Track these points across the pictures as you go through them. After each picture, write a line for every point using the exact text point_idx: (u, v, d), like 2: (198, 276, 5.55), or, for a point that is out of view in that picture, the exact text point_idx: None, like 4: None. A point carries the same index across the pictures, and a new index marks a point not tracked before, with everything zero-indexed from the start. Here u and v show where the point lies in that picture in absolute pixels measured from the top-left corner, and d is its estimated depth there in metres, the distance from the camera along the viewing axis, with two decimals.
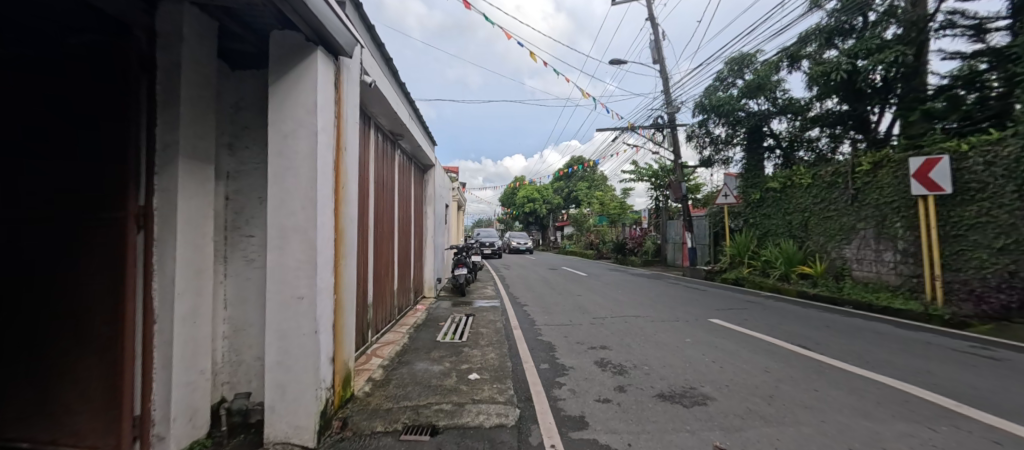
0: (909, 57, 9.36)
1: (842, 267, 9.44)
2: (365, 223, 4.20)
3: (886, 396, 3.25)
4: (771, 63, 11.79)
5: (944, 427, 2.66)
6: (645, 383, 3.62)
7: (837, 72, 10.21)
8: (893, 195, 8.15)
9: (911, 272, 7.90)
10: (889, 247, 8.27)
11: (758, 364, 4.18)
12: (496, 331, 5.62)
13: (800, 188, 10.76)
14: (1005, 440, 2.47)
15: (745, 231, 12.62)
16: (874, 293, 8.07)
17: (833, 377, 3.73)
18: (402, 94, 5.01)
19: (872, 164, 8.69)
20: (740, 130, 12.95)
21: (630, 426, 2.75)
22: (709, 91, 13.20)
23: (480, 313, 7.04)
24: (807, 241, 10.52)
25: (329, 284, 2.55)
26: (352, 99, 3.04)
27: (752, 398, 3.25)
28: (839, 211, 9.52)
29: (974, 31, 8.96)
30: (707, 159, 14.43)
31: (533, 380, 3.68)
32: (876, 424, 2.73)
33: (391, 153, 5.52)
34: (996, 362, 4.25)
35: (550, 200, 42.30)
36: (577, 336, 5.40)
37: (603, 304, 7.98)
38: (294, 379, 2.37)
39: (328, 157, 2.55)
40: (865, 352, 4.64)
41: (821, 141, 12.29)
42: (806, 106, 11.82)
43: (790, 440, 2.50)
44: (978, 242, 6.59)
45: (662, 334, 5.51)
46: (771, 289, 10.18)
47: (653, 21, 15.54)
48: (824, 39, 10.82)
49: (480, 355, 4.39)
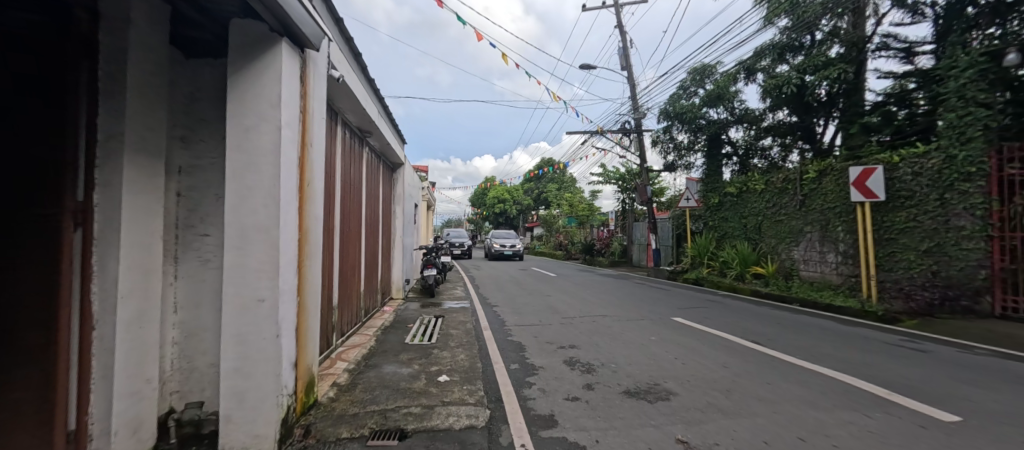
0: (849, 74, 10.15)
1: (791, 267, 10.10)
2: (331, 222, 4.06)
3: (830, 387, 3.51)
4: (729, 75, 12.40)
5: (879, 414, 2.92)
6: (612, 381, 3.71)
7: (788, 85, 10.82)
8: (836, 201, 8.82)
9: (851, 272, 8.60)
10: (832, 249, 8.99)
11: (716, 359, 4.40)
12: (467, 332, 5.59)
13: (754, 193, 11.39)
14: (929, 424, 2.74)
15: (705, 233, 13.22)
16: (819, 291, 8.71)
17: (782, 370, 4.00)
18: (371, 89, 4.89)
19: (817, 172, 9.35)
20: (701, 136, 13.57)
21: (598, 422, 2.82)
22: (673, 98, 13.74)
23: (449, 314, 6.96)
24: (759, 243, 11.17)
25: (291, 286, 2.44)
26: (319, 94, 2.93)
27: (712, 392, 3.41)
28: (789, 215, 10.17)
29: (904, 53, 9.92)
30: (670, 164, 15.05)
31: (503, 380, 3.68)
32: (821, 413, 2.95)
33: (359, 150, 5.36)
34: (922, 353, 4.70)
35: (520, 201, 42.74)
36: (546, 336, 5.47)
37: (572, 304, 8.11)
38: (253, 386, 2.25)
39: (292, 153, 2.44)
40: (811, 346, 5.00)
41: (773, 150, 13.13)
42: (760, 117, 12.51)
43: (745, 431, 2.66)
44: (907, 245, 7.30)
45: (628, 332, 5.68)
46: (728, 288, 10.71)
47: (621, 28, 16.02)
48: (776, 55, 11.44)
49: (450, 357, 4.33)
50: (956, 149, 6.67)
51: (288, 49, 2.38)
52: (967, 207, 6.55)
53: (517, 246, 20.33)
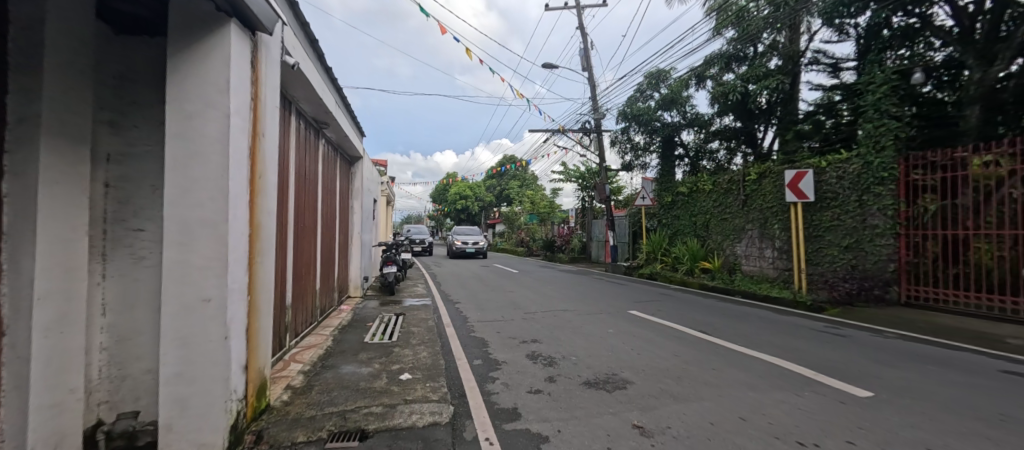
0: (786, 84, 11.02)
1: (734, 262, 10.83)
2: (285, 217, 3.85)
3: (768, 370, 3.83)
4: (682, 80, 13.03)
5: (808, 393, 3.23)
6: (573, 373, 3.83)
7: (733, 93, 11.58)
8: (774, 201, 9.58)
9: (785, 266, 9.40)
10: (770, 245, 9.77)
11: (669, 349, 4.64)
12: (428, 330, 5.52)
13: (703, 193, 12.08)
14: (849, 400, 3.08)
15: (659, 230, 13.86)
16: (758, 284, 9.46)
17: (727, 357, 4.30)
18: (328, 79, 4.68)
19: (758, 174, 10.10)
20: (656, 138, 14.20)
21: (560, 413, 2.90)
22: (631, 100, 14.25)
23: (410, 311, 6.83)
24: (707, 239, 11.89)
25: (242, 284, 2.30)
26: (272, 81, 2.77)
27: (665, 379, 3.61)
28: (733, 213, 10.91)
29: (832, 68, 10.94)
30: (627, 164, 15.63)
31: (467, 376, 3.67)
32: (760, 394, 3.21)
33: (315, 141, 5.12)
34: (845, 338, 5.24)
35: (482, 198, 42.56)
36: (509, 331, 5.52)
37: (534, 299, 8.23)
38: (197, 390, 2.10)
39: (242, 142, 2.29)
40: (752, 334, 5.42)
41: (720, 153, 14.02)
42: (709, 121, 13.27)
43: (694, 414, 2.85)
44: (831, 241, 8.10)
45: (588, 326, 5.86)
46: (679, 282, 11.32)
47: (582, 30, 16.34)
48: (723, 63, 12.15)
49: (412, 354, 4.27)
50: (872, 156, 7.48)
51: (238, 32, 2.23)
52: (880, 208, 7.38)
53: (480, 243, 19.66)
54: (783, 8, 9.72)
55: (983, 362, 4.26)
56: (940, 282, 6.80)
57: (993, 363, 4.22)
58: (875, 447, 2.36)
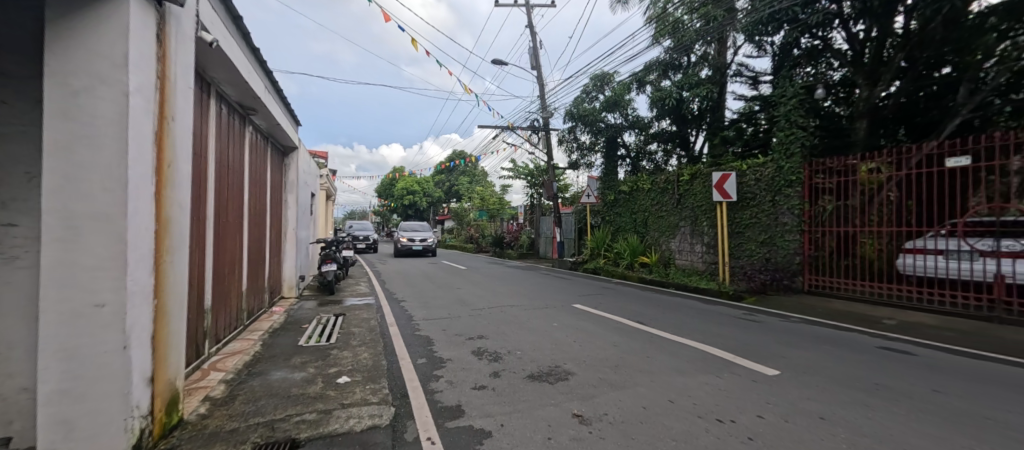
0: (714, 93, 12.00)
1: (669, 256, 11.58)
2: (203, 211, 3.47)
3: (695, 355, 4.15)
4: (624, 84, 13.66)
5: (728, 374, 3.56)
6: (517, 367, 3.88)
7: (669, 98, 12.37)
8: (703, 200, 10.41)
9: (712, 259, 10.26)
10: (699, 240, 10.61)
11: (608, 340, 4.85)
12: (370, 330, 5.30)
13: (642, 192, 12.77)
14: (761, 379, 3.43)
15: (603, 227, 14.44)
16: (688, 276, 10.24)
17: (660, 345, 4.59)
18: (255, 60, 4.30)
19: (690, 175, 10.89)
20: (601, 139, 14.78)
21: (503, 407, 2.93)
22: (577, 101, 14.69)
23: (351, 311, 6.52)
24: (645, 235, 12.59)
25: (145, 286, 2.03)
26: (184, 58, 2.47)
27: (604, 368, 3.79)
28: (668, 211, 11.68)
29: (752, 80, 12.08)
30: (574, 162, 16.14)
31: (410, 376, 3.58)
32: (687, 377, 3.48)
33: (240, 129, 4.67)
34: (759, 323, 5.84)
35: (430, 194, 41.74)
36: (455, 328, 5.47)
37: (481, 295, 8.24)
38: (89, 409, 1.84)
39: (145, 125, 2.02)
40: (682, 322, 5.83)
41: (658, 155, 14.88)
42: (648, 124, 14.04)
43: (628, 400, 3.02)
44: (750, 237, 9.00)
45: (533, 320, 5.97)
46: (620, 276, 11.89)
47: (531, 29, 16.52)
48: (661, 70, 12.90)
49: (351, 356, 4.07)
50: (783, 162, 8.36)
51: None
52: (789, 207, 8.27)
53: (428, 241, 19.04)
54: (712, 22, 10.50)
55: (866, 340, 4.96)
56: (835, 272, 7.76)
57: (872, 340, 4.93)
58: (779, 419, 2.66)
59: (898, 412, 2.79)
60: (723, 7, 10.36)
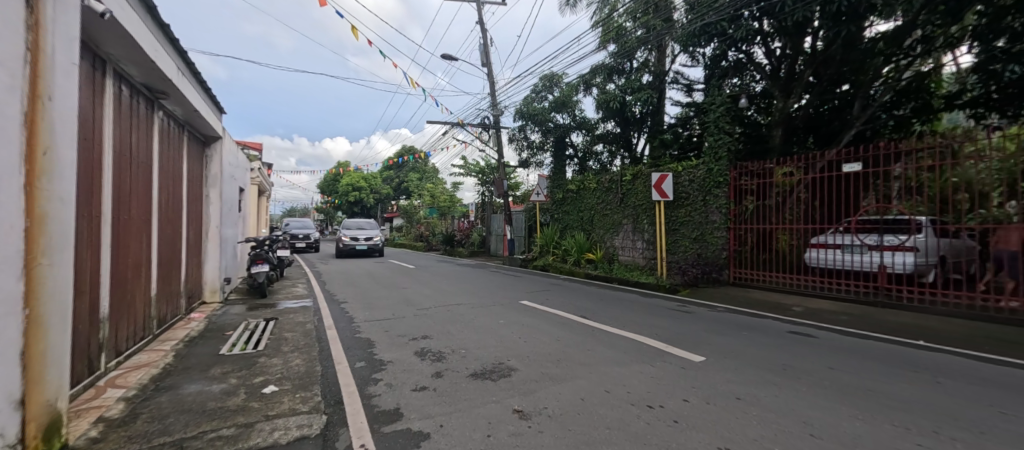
0: (653, 98, 12.68)
1: (613, 253, 12.09)
2: (96, 205, 3.05)
3: (631, 346, 4.37)
4: (572, 85, 14.02)
5: (659, 362, 3.79)
6: (460, 366, 3.85)
7: (614, 101, 12.92)
8: (643, 199, 10.99)
9: (651, 255, 10.88)
10: (640, 237, 11.19)
11: (552, 335, 4.97)
12: (305, 334, 4.98)
13: (589, 191, 13.22)
14: (688, 365, 3.68)
15: (552, 224, 14.75)
16: (630, 271, 10.76)
17: (600, 338, 4.78)
18: (164, 37, 3.85)
19: (632, 175, 11.46)
20: (550, 138, 15.10)
21: (444, 408, 2.88)
22: (527, 100, 14.87)
23: (284, 315, 6.08)
24: (591, 233, 13.05)
25: (12, 294, 1.74)
26: (65, 30, 2.15)
27: (546, 363, 3.87)
28: (612, 209, 12.19)
29: (686, 88, 12.93)
30: (524, 161, 16.35)
31: (346, 380, 3.41)
32: (622, 368, 3.65)
33: (147, 114, 4.17)
34: (690, 314, 6.27)
35: (378, 190, 40.21)
36: (398, 329, 5.31)
37: (428, 295, 8.07)
38: None
39: (10, 106, 1.73)
40: (622, 315, 6.11)
41: (604, 155, 15.43)
42: (594, 125, 14.54)
43: (567, 393, 3.11)
44: (684, 234, 9.65)
45: (480, 318, 5.95)
46: (567, 272, 12.20)
47: (481, 25, 16.43)
48: (606, 74, 13.41)
49: (281, 364, 3.80)
50: (713, 164, 9.05)
51: None
52: (718, 206, 8.98)
53: (375, 240, 17.65)
54: (652, 31, 11.09)
55: (778, 325, 5.52)
56: (755, 265, 8.56)
57: (784, 326, 5.49)
58: (701, 402, 2.87)
59: (800, 388, 3.13)
60: (661, 17, 10.96)
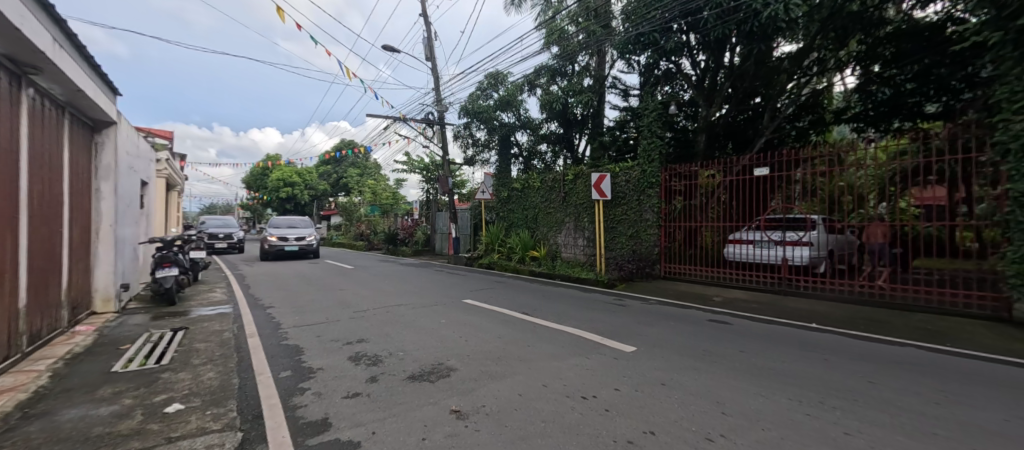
0: (593, 102, 13.17)
1: (556, 250, 12.42)
2: None
3: (569, 340, 4.52)
4: (517, 85, 14.15)
5: (594, 354, 3.95)
6: (397, 369, 3.72)
7: (557, 103, 13.28)
8: (584, 198, 11.41)
9: (591, 251, 11.34)
10: (581, 235, 11.63)
11: (494, 332, 4.98)
12: (222, 344, 4.51)
13: (533, 189, 13.42)
14: (620, 356, 3.88)
15: (497, 223, 14.79)
16: (571, 267, 11.12)
17: (541, 333, 4.88)
18: (34, 2, 3.26)
19: (573, 175, 11.85)
20: (495, 137, 15.15)
21: (377, 414, 2.77)
22: (473, 97, 14.78)
23: (198, 324, 5.47)
24: (536, 230, 13.28)
25: None
26: None
27: (486, 361, 3.87)
28: (554, 208, 12.52)
29: (623, 92, 13.62)
30: (469, 158, 16.25)
31: (268, 392, 3.15)
32: (560, 362, 3.76)
33: (13, 92, 3.51)
34: (625, 307, 6.63)
35: (313, 186, 37.69)
36: (331, 333, 5.01)
37: (366, 296, 7.72)
38: None
39: None
40: (562, 311, 6.30)
41: (547, 155, 15.74)
42: (538, 125, 14.80)
43: (506, 390, 3.13)
44: (621, 231, 10.22)
45: (421, 318, 5.80)
46: (512, 270, 12.30)
47: (425, 18, 16.02)
48: (549, 75, 13.71)
49: (190, 378, 3.42)
50: (647, 166, 9.65)
51: None
52: (650, 205, 9.59)
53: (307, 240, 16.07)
54: (592, 36, 11.53)
55: (701, 315, 6.02)
56: (683, 260, 9.23)
57: (705, 315, 6.00)
58: (631, 389, 3.04)
59: (716, 372, 3.44)
60: (600, 24, 11.44)
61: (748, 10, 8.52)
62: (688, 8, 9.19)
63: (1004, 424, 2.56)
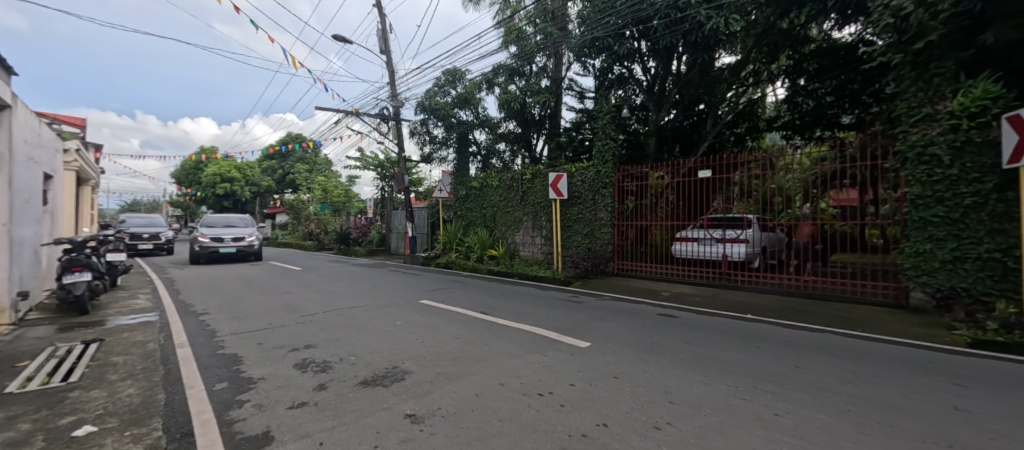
0: (550, 102, 13.35)
1: (514, 249, 12.48)
2: None
3: (526, 338, 4.54)
4: (475, 83, 14.04)
5: (551, 351, 4.00)
6: (348, 375, 3.55)
7: (515, 102, 13.35)
8: (542, 197, 11.55)
9: (548, 250, 11.51)
10: (538, 233, 11.77)
11: (451, 333, 4.89)
12: (145, 356, 4.07)
13: (491, 188, 13.39)
14: (575, 352, 3.96)
15: (455, 222, 14.60)
16: (529, 265, 11.22)
17: (498, 332, 4.87)
18: None
19: (531, 174, 11.96)
20: (453, 134, 14.95)
21: (326, 423, 2.62)
22: (430, 94, 14.48)
23: (116, 334, 4.90)
24: (494, 229, 13.27)
25: None
26: None
27: (442, 362, 3.80)
28: (512, 207, 12.57)
29: (579, 94, 13.95)
30: (426, 156, 15.92)
31: (201, 406, 2.88)
32: (518, 360, 3.77)
33: None
34: (581, 304, 6.79)
35: (256, 182, 35.15)
36: (274, 340, 4.69)
37: (315, 299, 7.32)
38: None
39: None
40: (520, 309, 6.33)
41: (506, 154, 15.77)
42: (497, 124, 14.77)
43: (463, 391, 3.08)
44: (577, 230, 10.46)
45: (374, 321, 5.58)
46: (470, 270, 12.17)
47: (379, 9, 15.44)
48: (507, 75, 13.72)
49: (106, 397, 3.04)
50: (601, 166, 9.96)
51: None
52: (605, 204, 9.92)
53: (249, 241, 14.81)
54: (549, 37, 11.69)
55: (651, 309, 6.29)
56: (635, 257, 9.64)
57: (655, 309, 6.29)
58: (585, 384, 3.11)
59: (664, 363, 3.61)
60: (557, 26, 11.61)
61: (693, 21, 9.01)
62: (639, 16, 9.54)
63: (903, 398, 2.92)
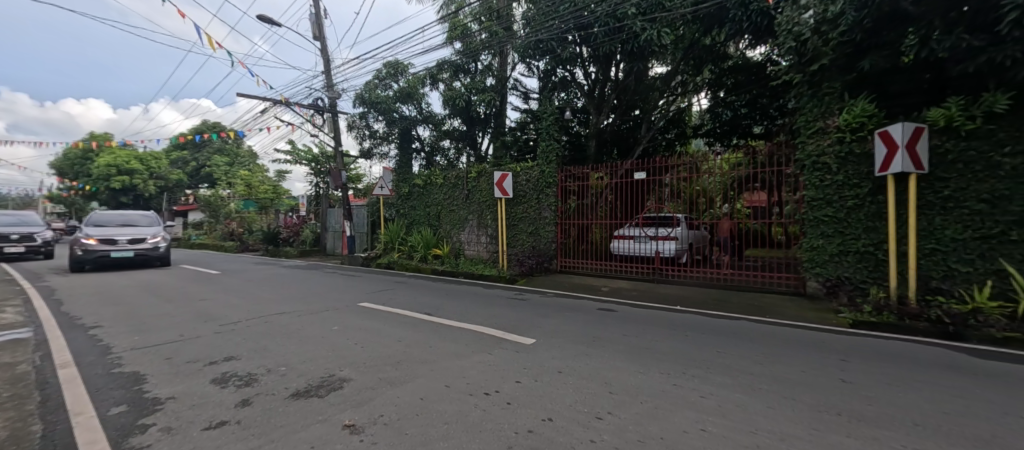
0: (495, 101, 13.34)
1: (458, 247, 12.33)
2: None
3: (472, 338, 4.49)
4: (418, 77, 13.62)
5: (497, 350, 3.99)
6: (277, 387, 3.25)
7: (460, 99, 13.20)
8: (487, 196, 11.52)
9: (494, 248, 11.51)
10: (483, 232, 11.73)
11: (393, 336, 4.69)
12: (14, 381, 3.40)
13: (435, 186, 13.09)
14: (521, 349, 3.99)
15: (397, 220, 14.07)
16: (474, 264, 11.14)
17: (443, 333, 4.76)
18: None
19: (476, 173, 11.88)
20: (394, 129, 14.39)
21: (249, 442, 2.37)
22: (369, 86, 13.80)
23: None
24: (438, 228, 13.00)
25: None
26: None
27: (384, 367, 3.62)
28: (457, 205, 12.40)
29: (524, 94, 14.11)
30: (365, 151, 15.17)
31: (90, 435, 2.47)
32: (464, 360, 3.71)
33: None
34: (526, 301, 6.86)
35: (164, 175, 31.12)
36: (188, 353, 4.17)
37: (238, 305, 6.63)
38: None
39: None
40: (465, 309, 6.24)
41: (450, 151, 15.51)
42: (441, 121, 14.47)
43: (406, 396, 2.95)
44: (522, 228, 10.57)
45: (307, 326, 5.19)
46: (413, 270, 11.78)
47: None
48: (452, 71, 13.49)
49: None
50: (545, 166, 10.17)
51: None
52: (549, 204, 10.15)
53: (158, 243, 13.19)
54: (494, 36, 11.66)
55: (592, 304, 6.54)
56: (577, 254, 9.98)
57: (596, 304, 6.54)
58: (531, 381, 3.14)
59: (605, 356, 3.76)
60: (503, 26, 11.61)
61: (629, 31, 9.47)
62: (581, 22, 9.82)
63: (804, 374, 3.31)
